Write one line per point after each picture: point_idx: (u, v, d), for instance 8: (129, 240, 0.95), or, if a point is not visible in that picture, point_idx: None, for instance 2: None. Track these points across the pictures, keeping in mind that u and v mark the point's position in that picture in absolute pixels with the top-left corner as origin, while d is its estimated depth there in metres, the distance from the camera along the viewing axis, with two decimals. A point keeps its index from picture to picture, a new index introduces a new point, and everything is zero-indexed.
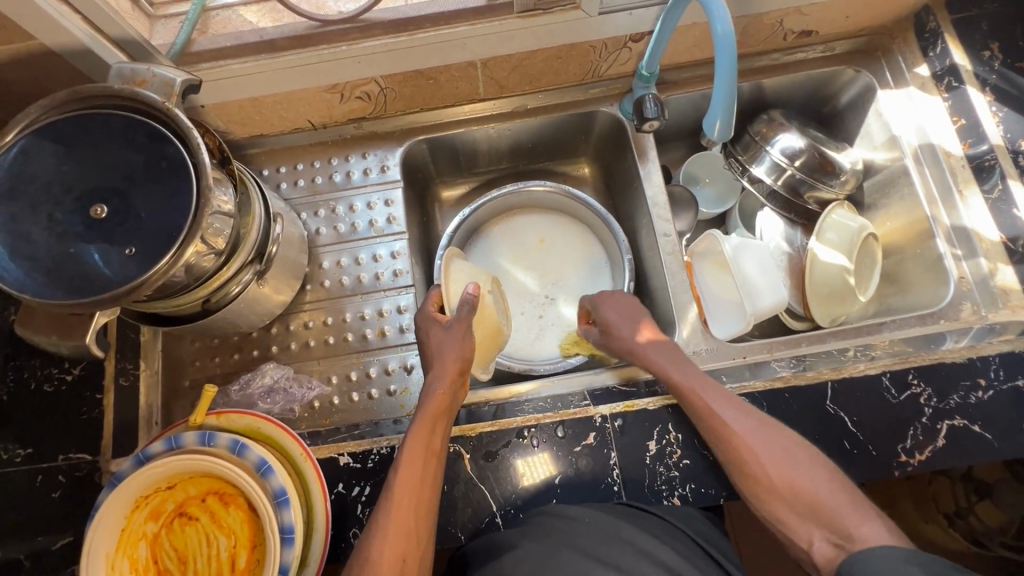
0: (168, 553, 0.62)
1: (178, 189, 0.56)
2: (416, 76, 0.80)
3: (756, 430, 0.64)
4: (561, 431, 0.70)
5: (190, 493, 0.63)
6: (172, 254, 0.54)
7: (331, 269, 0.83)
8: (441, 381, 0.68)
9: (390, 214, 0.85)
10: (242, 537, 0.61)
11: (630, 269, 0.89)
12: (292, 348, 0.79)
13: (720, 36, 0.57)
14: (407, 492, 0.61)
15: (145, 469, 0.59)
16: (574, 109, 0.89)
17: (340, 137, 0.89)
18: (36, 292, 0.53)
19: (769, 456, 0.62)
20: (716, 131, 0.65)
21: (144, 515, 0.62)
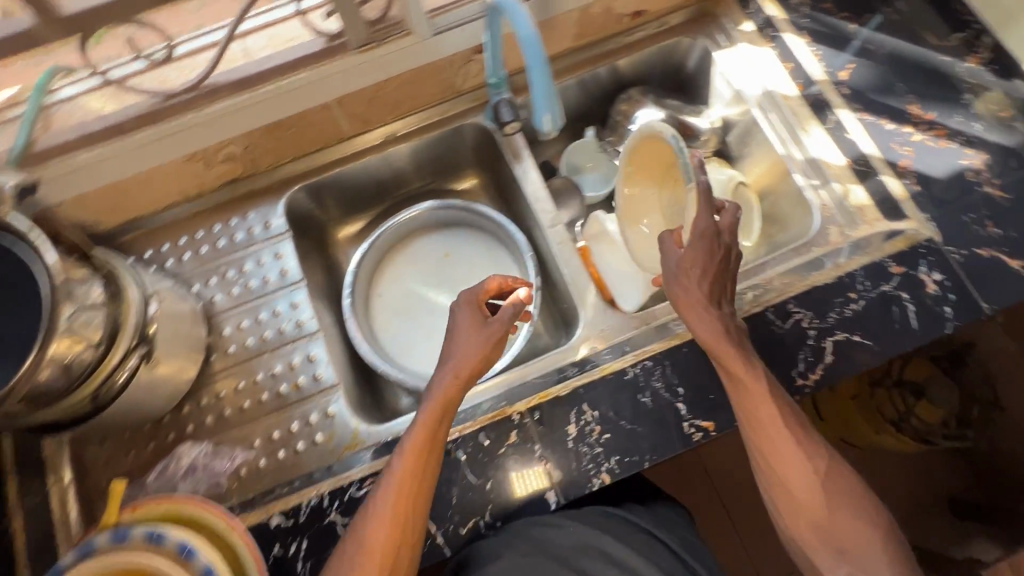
0: None
1: (31, 294, 0.58)
2: (275, 128, 0.81)
3: (808, 454, 0.65)
4: (484, 437, 0.72)
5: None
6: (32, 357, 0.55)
7: (233, 334, 0.82)
8: (452, 373, 0.68)
9: (283, 266, 0.85)
10: None
11: (533, 265, 0.91)
12: (208, 422, 0.78)
13: (525, 41, 0.58)
14: (404, 486, 0.63)
15: None
16: (443, 127, 0.92)
17: (219, 203, 0.88)
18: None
19: (812, 482, 0.64)
20: (548, 126, 0.64)
21: None
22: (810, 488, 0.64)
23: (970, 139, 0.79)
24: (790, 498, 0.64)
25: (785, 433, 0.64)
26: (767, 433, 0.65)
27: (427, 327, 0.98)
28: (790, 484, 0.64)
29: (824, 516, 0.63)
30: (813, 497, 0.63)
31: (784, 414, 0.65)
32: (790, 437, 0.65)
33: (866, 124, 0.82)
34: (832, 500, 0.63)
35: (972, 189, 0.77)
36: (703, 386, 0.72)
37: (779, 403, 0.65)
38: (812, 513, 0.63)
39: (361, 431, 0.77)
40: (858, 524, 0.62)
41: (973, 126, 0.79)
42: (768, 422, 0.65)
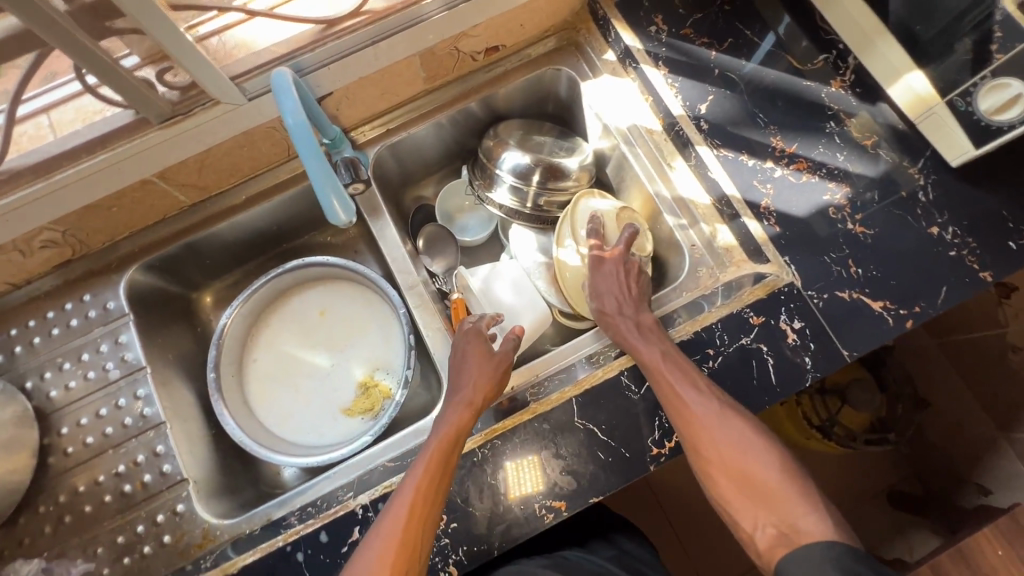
0: None
1: None
2: (92, 210, 0.76)
3: (725, 414, 0.63)
4: (324, 535, 0.68)
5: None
6: None
7: (73, 432, 0.77)
8: (468, 395, 0.68)
9: (125, 351, 0.80)
10: None
11: (406, 321, 0.81)
12: (46, 532, 0.73)
13: (294, 128, 0.60)
14: (414, 504, 0.60)
15: None
16: (294, 186, 0.87)
17: (52, 288, 0.83)
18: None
19: (727, 443, 0.61)
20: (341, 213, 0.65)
21: None
22: (732, 450, 0.61)
23: (833, 171, 0.75)
24: (715, 464, 0.62)
25: (689, 396, 0.63)
26: (681, 402, 0.64)
27: (305, 392, 0.93)
28: (713, 450, 0.62)
29: (745, 475, 0.60)
30: (738, 460, 0.61)
31: (692, 381, 0.65)
32: (698, 399, 0.63)
33: (725, 160, 0.78)
34: (750, 456, 0.61)
35: (834, 227, 0.73)
36: (555, 461, 0.68)
37: (686, 372, 0.66)
38: (737, 473, 0.61)
39: (212, 526, 0.73)
40: (772, 474, 0.60)
41: (835, 156, 0.76)
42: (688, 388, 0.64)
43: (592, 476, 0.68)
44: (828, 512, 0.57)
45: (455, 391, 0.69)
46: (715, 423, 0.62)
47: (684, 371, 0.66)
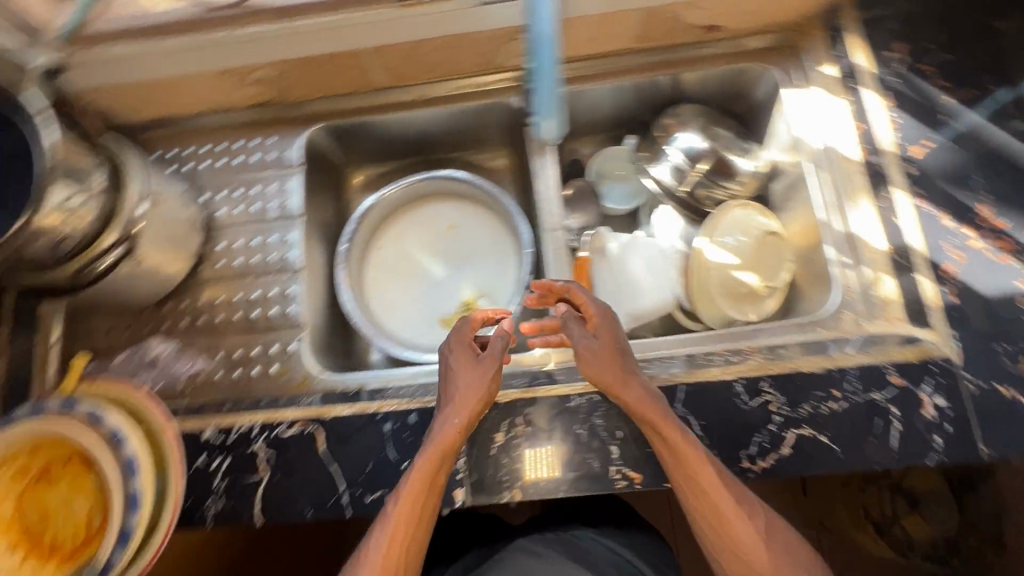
0: (32, 508, 0.66)
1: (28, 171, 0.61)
2: (307, 63, 0.82)
3: (748, 509, 0.63)
4: (413, 417, 0.73)
5: (45, 458, 0.67)
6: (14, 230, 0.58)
7: (226, 251, 0.86)
8: (458, 416, 0.66)
9: (288, 197, 0.88)
10: (99, 500, 0.66)
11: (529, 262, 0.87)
12: (183, 324, 0.83)
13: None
14: (400, 530, 0.63)
15: (9, 429, 0.64)
16: (474, 100, 0.89)
17: (244, 122, 0.91)
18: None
19: (751, 537, 0.62)
20: (549, 133, 0.84)
21: (10, 474, 0.65)
22: (745, 532, 0.62)
23: None
24: (726, 542, 0.62)
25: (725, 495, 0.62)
26: (699, 482, 0.62)
27: (412, 291, 0.98)
28: (738, 548, 0.62)
29: (755, 555, 0.62)
30: (748, 546, 0.62)
31: (707, 459, 0.62)
32: (715, 476, 0.62)
33: (921, 213, 0.73)
34: (763, 535, 0.62)
35: (1018, 318, 0.67)
36: (640, 437, 0.69)
37: (700, 448, 0.63)
38: (746, 553, 0.62)
39: (312, 375, 0.79)
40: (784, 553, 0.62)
41: None
42: (714, 482, 0.62)
43: None
44: None
45: (447, 408, 0.68)
46: (744, 518, 0.62)
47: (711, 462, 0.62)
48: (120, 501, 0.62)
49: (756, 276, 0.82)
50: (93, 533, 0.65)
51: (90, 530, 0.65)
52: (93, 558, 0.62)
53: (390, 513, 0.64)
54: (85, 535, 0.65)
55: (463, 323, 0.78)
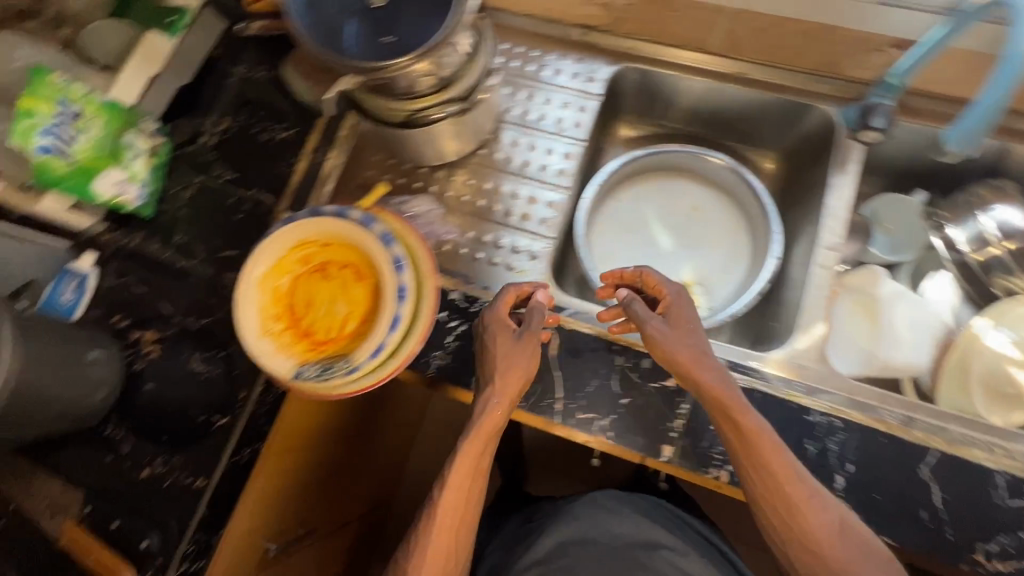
0: (299, 294, 0.73)
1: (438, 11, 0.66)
2: (661, 2, 0.81)
3: (833, 506, 0.60)
4: (647, 362, 0.71)
5: (326, 257, 0.74)
6: (411, 58, 0.63)
7: (506, 146, 0.89)
8: (499, 397, 0.66)
9: (579, 119, 0.89)
10: (358, 309, 0.73)
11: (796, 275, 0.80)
12: (447, 194, 0.88)
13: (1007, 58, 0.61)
14: (449, 511, 0.65)
15: (319, 218, 0.73)
16: (792, 95, 0.86)
17: (561, 37, 0.92)
18: (317, 42, 0.64)
19: (833, 534, 0.59)
20: (957, 145, 0.71)
21: (298, 256, 0.74)
22: (822, 533, 0.59)
23: None
24: (798, 539, 0.60)
25: (803, 489, 0.60)
26: (772, 474, 0.60)
27: (635, 250, 0.99)
28: (821, 546, 0.59)
29: (831, 557, 0.59)
30: (835, 553, 0.59)
31: (775, 446, 0.61)
32: (786, 465, 0.60)
33: None
34: (843, 540, 0.59)
35: None
36: (875, 484, 0.64)
37: (771, 434, 0.61)
38: (820, 552, 0.59)
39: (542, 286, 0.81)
40: (872, 564, 0.58)
41: None
42: (791, 484, 0.60)
43: (900, 526, 0.63)
44: None
45: (488, 387, 0.67)
46: (827, 515, 0.59)
47: (787, 473, 0.60)
48: (386, 319, 0.70)
49: None
50: (345, 335, 0.72)
51: (343, 332, 0.72)
52: (346, 355, 0.70)
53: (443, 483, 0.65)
54: (336, 334, 0.72)
55: (502, 294, 0.73)
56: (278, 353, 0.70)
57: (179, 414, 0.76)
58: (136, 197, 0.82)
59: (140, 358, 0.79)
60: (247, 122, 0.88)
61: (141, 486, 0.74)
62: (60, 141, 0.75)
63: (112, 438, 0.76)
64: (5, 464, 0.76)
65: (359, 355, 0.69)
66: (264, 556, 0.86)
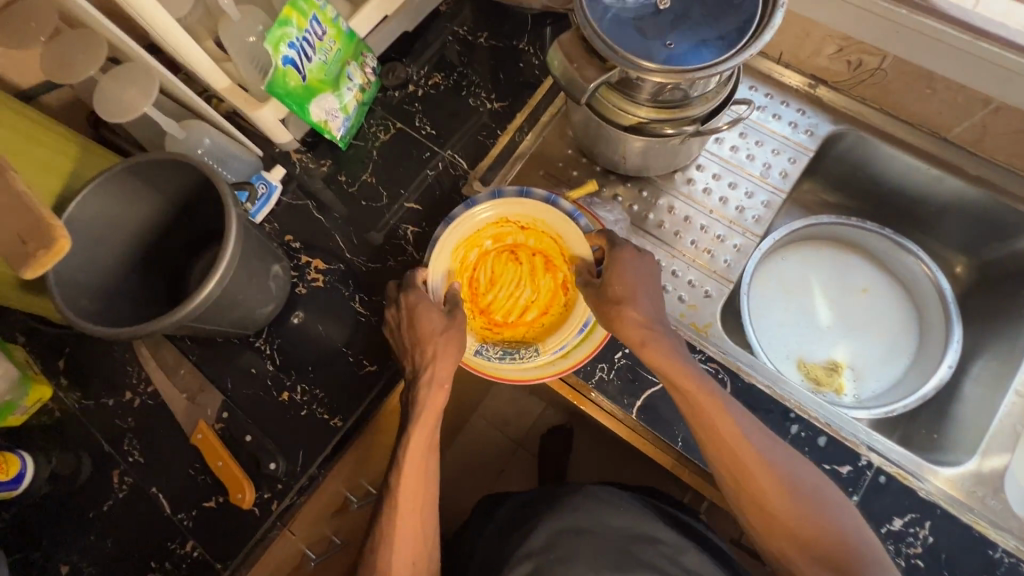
0: (485, 270, 0.75)
1: (717, 35, 0.63)
2: (920, 77, 0.77)
3: (768, 451, 0.60)
4: (822, 440, 0.67)
5: (518, 239, 0.75)
6: (666, 74, 0.61)
7: (703, 176, 0.87)
8: (429, 381, 0.65)
9: (785, 169, 0.86)
10: (542, 301, 0.73)
11: (1003, 408, 0.74)
12: (633, 207, 0.86)
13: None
14: (407, 500, 0.63)
15: (529, 202, 0.73)
16: (1023, 207, 0.81)
17: (786, 84, 0.90)
18: (602, 27, 0.63)
19: (770, 477, 0.59)
20: None
21: (492, 231, 0.75)
22: (771, 489, 0.59)
23: None
24: (750, 496, 0.60)
25: (733, 431, 0.60)
26: (718, 436, 0.61)
27: (793, 314, 0.93)
28: (762, 495, 0.59)
29: (792, 520, 0.58)
30: (768, 492, 0.59)
31: (717, 403, 0.61)
32: (733, 427, 0.60)
33: None
34: (797, 496, 0.58)
35: None
36: None
37: (708, 384, 0.62)
38: (777, 515, 0.59)
39: (715, 326, 0.78)
40: (828, 512, 0.58)
41: None
42: (732, 444, 0.60)
43: None
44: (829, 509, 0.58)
45: (419, 363, 0.66)
46: (763, 463, 0.59)
47: (731, 435, 0.60)
48: (575, 321, 0.70)
49: None
50: (523, 321, 0.73)
51: (522, 319, 0.73)
52: (524, 343, 0.71)
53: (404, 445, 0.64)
54: (513, 318, 0.73)
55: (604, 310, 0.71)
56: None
57: (328, 348, 0.76)
58: (339, 126, 0.83)
59: (304, 282, 0.79)
60: (459, 83, 0.88)
61: (276, 406, 0.73)
62: (301, 57, 0.73)
63: (260, 352, 0.76)
64: (155, 343, 0.77)
65: (544, 346, 0.70)
66: (344, 505, 0.80)
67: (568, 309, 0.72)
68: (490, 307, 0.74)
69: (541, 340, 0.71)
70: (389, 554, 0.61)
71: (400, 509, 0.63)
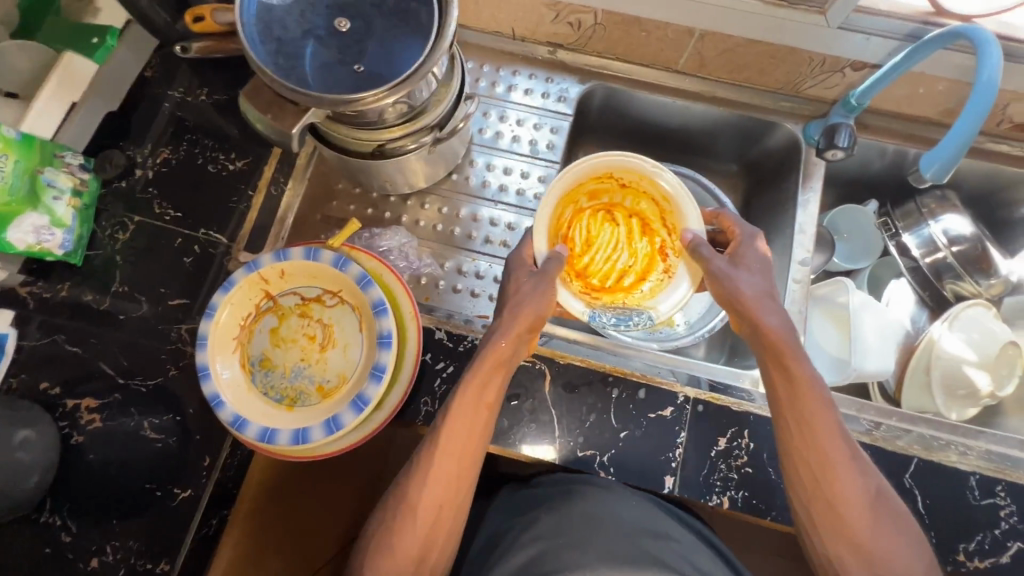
0: (581, 231, 0.78)
1: (410, 39, 0.60)
2: (632, 23, 0.80)
3: (856, 464, 0.60)
4: (642, 393, 0.70)
5: (618, 200, 0.77)
6: (381, 92, 0.58)
7: (479, 170, 0.86)
8: (509, 332, 0.65)
9: (551, 141, 0.87)
10: (639, 266, 0.79)
11: (789, 296, 0.83)
12: (420, 223, 0.83)
13: (981, 85, 0.57)
14: (433, 494, 0.61)
15: (635, 158, 0.71)
16: (755, 114, 0.89)
17: (531, 55, 0.91)
18: (286, 74, 0.57)
19: (853, 491, 0.59)
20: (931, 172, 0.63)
21: (588, 189, 0.75)
22: (849, 499, 0.59)
23: None
24: (826, 500, 0.60)
25: (832, 427, 0.61)
26: (813, 436, 0.61)
27: None
28: (840, 502, 0.59)
29: (860, 532, 0.58)
30: (847, 500, 0.59)
31: (822, 401, 0.61)
32: (834, 425, 0.61)
33: None
34: (876, 520, 0.59)
35: None
36: None
37: (818, 386, 0.63)
38: (847, 525, 0.59)
39: None
40: (896, 537, 0.58)
41: None
42: (828, 437, 0.60)
43: None
44: (903, 537, 0.59)
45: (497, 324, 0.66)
46: (848, 470, 0.60)
47: (829, 432, 0.60)
48: (671, 286, 0.74)
49: (990, 383, 0.79)
50: (621, 285, 0.78)
51: (620, 283, 0.78)
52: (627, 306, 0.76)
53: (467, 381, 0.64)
54: (612, 281, 0.79)
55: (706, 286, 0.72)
56: (567, 290, 0.74)
57: (128, 491, 0.67)
58: (61, 243, 0.72)
59: (78, 429, 0.69)
60: (191, 152, 0.79)
61: None
62: None
63: (50, 525, 0.66)
64: None
65: (657, 313, 0.73)
66: None
67: (668, 273, 0.75)
68: (589, 270, 0.78)
69: (643, 301, 0.75)
70: (415, 496, 0.61)
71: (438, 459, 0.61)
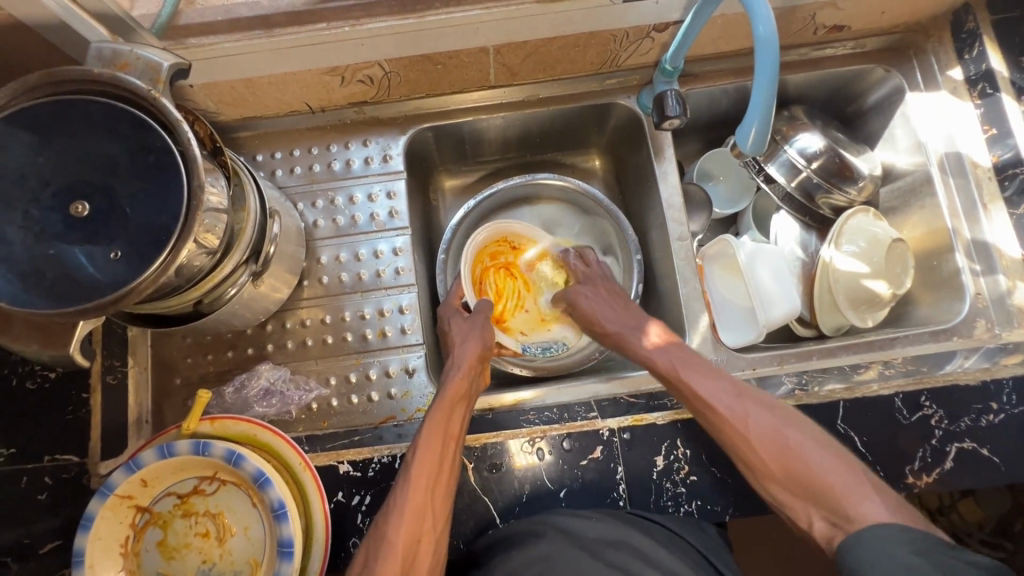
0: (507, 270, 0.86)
1: (168, 186, 0.52)
2: (423, 61, 0.74)
3: (736, 393, 0.61)
4: (567, 443, 0.67)
5: (509, 258, 0.87)
6: (163, 258, 0.50)
7: (329, 264, 0.79)
8: (461, 368, 0.68)
9: (392, 207, 0.81)
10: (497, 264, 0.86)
11: (684, 272, 0.80)
12: (288, 347, 0.76)
13: (761, 39, 0.56)
14: (412, 518, 0.57)
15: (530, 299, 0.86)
16: (587, 102, 0.85)
17: (339, 122, 0.83)
18: (43, 298, 0.50)
19: (751, 423, 0.59)
20: (748, 143, 0.62)
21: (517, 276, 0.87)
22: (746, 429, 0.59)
23: None
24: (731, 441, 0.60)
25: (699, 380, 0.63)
26: (703, 403, 0.62)
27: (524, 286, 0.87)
28: (741, 441, 0.59)
29: (775, 465, 0.56)
30: (744, 436, 0.59)
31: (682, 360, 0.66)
32: (699, 379, 0.63)
33: None
34: (782, 442, 0.57)
35: None
36: None
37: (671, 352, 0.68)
38: (787, 468, 0.55)
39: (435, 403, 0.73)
40: (807, 450, 0.56)
41: None
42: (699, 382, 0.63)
43: None
44: (820, 448, 0.56)
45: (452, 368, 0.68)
46: (727, 404, 0.60)
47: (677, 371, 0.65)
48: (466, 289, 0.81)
49: (887, 285, 0.80)
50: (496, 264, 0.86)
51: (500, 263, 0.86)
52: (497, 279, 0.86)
53: (435, 408, 0.64)
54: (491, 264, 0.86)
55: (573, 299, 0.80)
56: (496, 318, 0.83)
57: None
58: None
59: None
60: None
61: None
62: None
63: None
64: None
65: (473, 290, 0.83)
66: None
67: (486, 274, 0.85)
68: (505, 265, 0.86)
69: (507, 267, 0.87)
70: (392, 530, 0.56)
71: (416, 479, 0.59)
